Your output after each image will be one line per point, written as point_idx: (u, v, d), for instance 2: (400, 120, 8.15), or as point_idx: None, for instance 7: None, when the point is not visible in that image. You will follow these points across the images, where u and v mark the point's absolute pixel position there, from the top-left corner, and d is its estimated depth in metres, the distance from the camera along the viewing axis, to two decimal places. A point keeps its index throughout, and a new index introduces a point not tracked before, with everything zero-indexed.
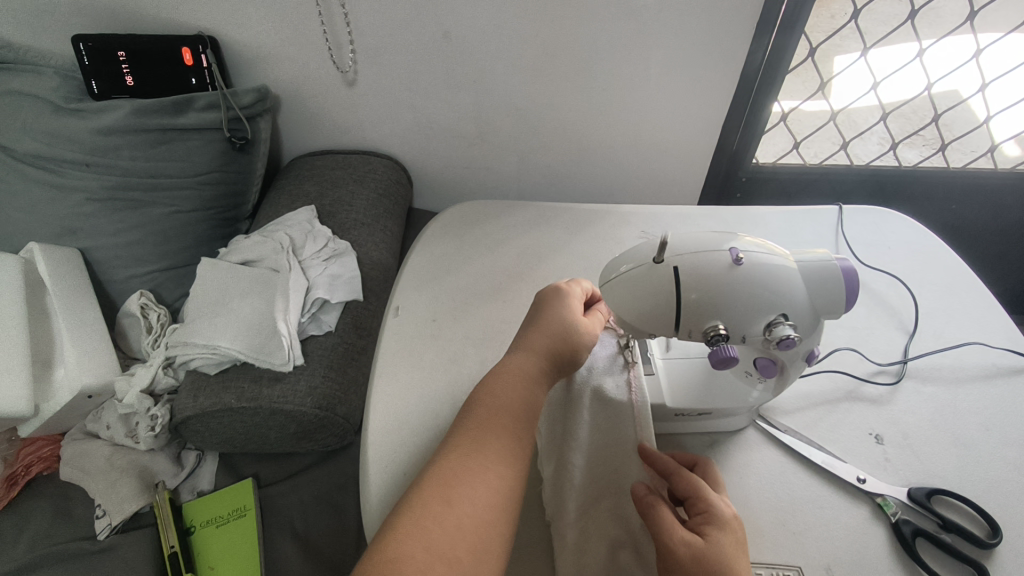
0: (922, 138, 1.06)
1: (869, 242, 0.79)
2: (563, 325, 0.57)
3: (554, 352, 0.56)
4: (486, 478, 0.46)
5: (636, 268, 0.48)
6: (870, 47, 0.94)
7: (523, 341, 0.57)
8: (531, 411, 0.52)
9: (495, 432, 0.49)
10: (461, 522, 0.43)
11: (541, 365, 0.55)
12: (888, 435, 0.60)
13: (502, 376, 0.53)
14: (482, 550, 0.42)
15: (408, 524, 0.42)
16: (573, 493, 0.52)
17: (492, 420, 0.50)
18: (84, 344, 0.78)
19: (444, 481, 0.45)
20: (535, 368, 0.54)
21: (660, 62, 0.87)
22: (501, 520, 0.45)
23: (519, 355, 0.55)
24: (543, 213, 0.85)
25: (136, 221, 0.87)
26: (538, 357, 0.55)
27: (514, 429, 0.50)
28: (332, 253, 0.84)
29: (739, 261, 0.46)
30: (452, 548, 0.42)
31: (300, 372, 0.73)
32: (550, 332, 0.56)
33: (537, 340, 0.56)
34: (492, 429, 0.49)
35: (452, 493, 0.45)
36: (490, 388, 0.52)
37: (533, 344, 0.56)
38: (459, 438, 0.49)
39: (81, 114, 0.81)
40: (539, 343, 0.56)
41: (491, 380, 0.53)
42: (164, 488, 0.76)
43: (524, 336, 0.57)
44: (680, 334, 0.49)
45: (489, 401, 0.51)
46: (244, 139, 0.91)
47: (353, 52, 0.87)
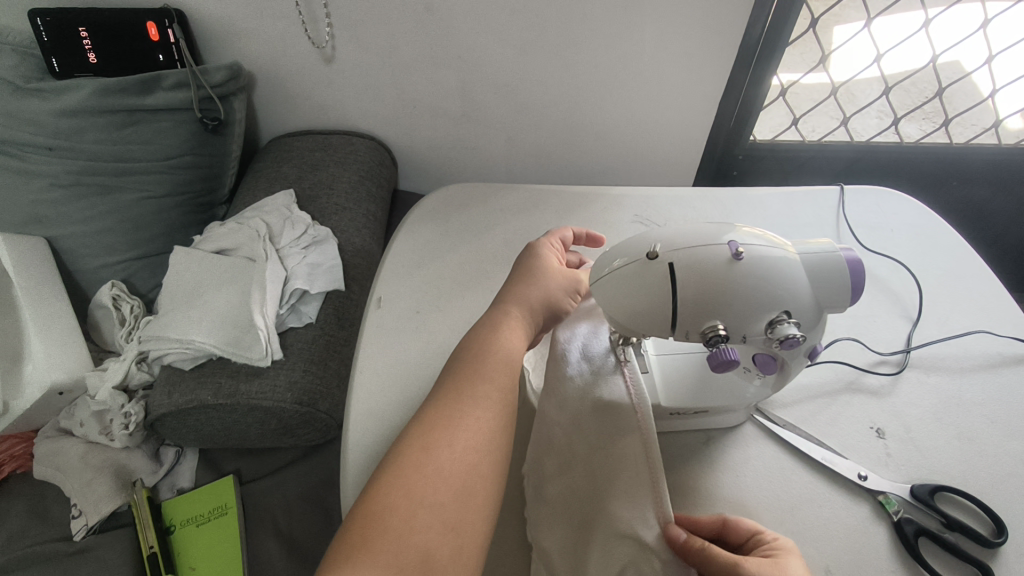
0: (925, 112, 1.02)
1: (872, 224, 0.76)
2: (536, 272, 0.58)
3: (535, 302, 0.56)
4: (466, 422, 0.44)
5: (628, 265, 0.45)
6: (874, 17, 0.89)
7: (501, 293, 0.57)
8: (515, 358, 0.50)
9: (475, 379, 0.48)
10: (441, 468, 0.42)
11: (523, 315, 0.54)
12: (889, 429, 0.58)
13: (481, 325, 0.53)
14: (465, 493, 0.41)
15: (388, 476, 0.41)
16: (550, 449, 0.52)
17: (477, 367, 0.48)
18: (53, 338, 0.75)
19: (421, 431, 0.44)
20: (518, 317, 0.54)
21: (654, 35, 0.83)
22: (484, 462, 0.43)
23: (497, 306, 0.55)
24: (532, 196, 0.81)
25: (105, 208, 0.82)
26: (519, 308, 0.54)
27: (496, 374, 0.48)
28: (312, 240, 0.80)
29: (740, 255, 0.43)
30: (433, 493, 0.40)
31: (279, 367, 0.70)
32: (531, 284, 0.57)
33: (518, 293, 0.56)
34: (473, 376, 0.48)
35: (431, 441, 0.43)
36: (470, 340, 0.51)
37: (511, 296, 0.56)
38: (438, 392, 0.47)
39: (42, 95, 0.76)
40: (515, 291, 0.56)
41: (474, 333, 0.52)
42: (142, 488, 0.74)
43: (504, 292, 0.57)
44: (677, 335, 0.45)
45: (470, 353, 0.50)
46: (217, 120, 0.85)
47: (329, 27, 0.82)
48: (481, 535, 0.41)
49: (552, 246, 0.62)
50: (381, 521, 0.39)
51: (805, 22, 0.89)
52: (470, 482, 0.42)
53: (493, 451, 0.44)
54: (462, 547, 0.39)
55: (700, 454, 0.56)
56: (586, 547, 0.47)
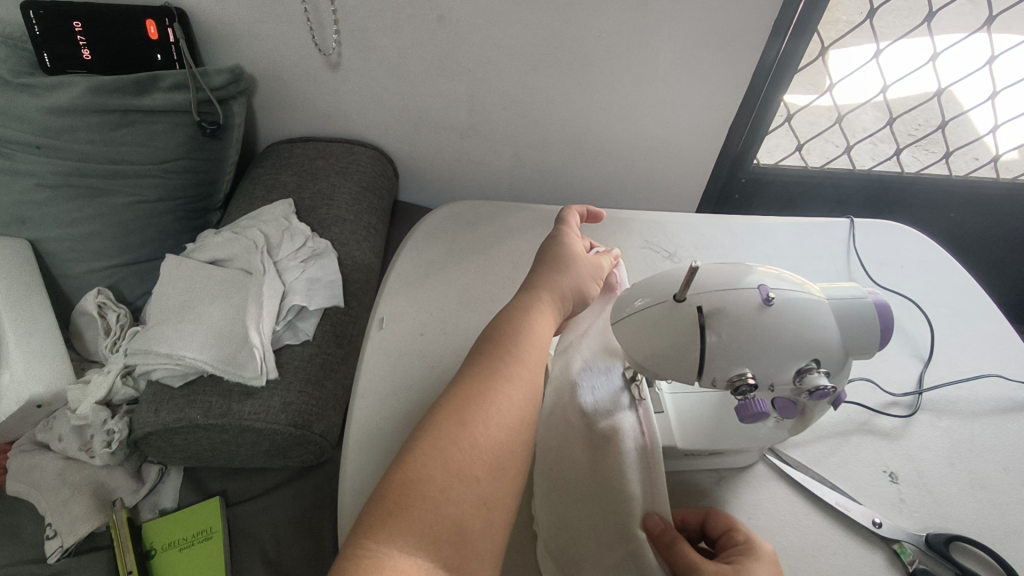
0: (928, 145, 1.02)
1: (882, 259, 0.75)
2: (563, 256, 0.58)
3: (565, 291, 0.55)
4: (500, 399, 0.43)
5: (653, 305, 0.43)
6: (884, 48, 0.89)
7: (529, 275, 0.56)
8: (545, 342, 0.49)
9: (508, 356, 0.46)
10: (477, 443, 0.40)
11: (554, 301, 0.53)
12: (902, 473, 0.57)
13: (512, 304, 0.51)
14: (502, 471, 0.40)
15: (425, 444, 0.39)
16: (551, 427, 0.53)
17: (509, 344, 0.47)
18: (32, 348, 0.71)
19: (455, 404, 0.42)
20: (548, 301, 0.52)
21: (669, 58, 0.82)
22: (517, 442, 0.42)
23: (526, 288, 0.54)
24: (539, 216, 0.79)
25: (94, 212, 0.79)
26: (550, 294, 0.53)
27: (527, 352, 0.47)
28: (311, 253, 0.77)
29: (770, 301, 0.42)
30: (469, 466, 0.39)
31: (274, 387, 0.67)
32: (557, 268, 0.56)
33: (543, 276, 0.55)
34: (506, 352, 0.46)
35: (467, 414, 0.41)
36: (500, 322, 0.49)
37: (545, 280, 0.55)
38: (472, 364, 0.46)
39: (31, 91, 0.73)
40: (543, 274, 0.55)
41: (504, 311, 0.51)
42: (122, 507, 0.69)
43: (535, 276, 0.56)
44: (703, 383, 0.44)
45: (501, 330, 0.48)
46: (215, 124, 0.82)
47: (337, 34, 0.80)
48: (510, 513, 0.40)
49: (574, 233, 0.63)
50: (416, 490, 0.37)
51: (815, 52, 0.89)
52: (505, 464, 0.41)
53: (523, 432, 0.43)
54: (493, 523, 0.39)
55: (712, 496, 0.55)
56: (580, 530, 0.47)
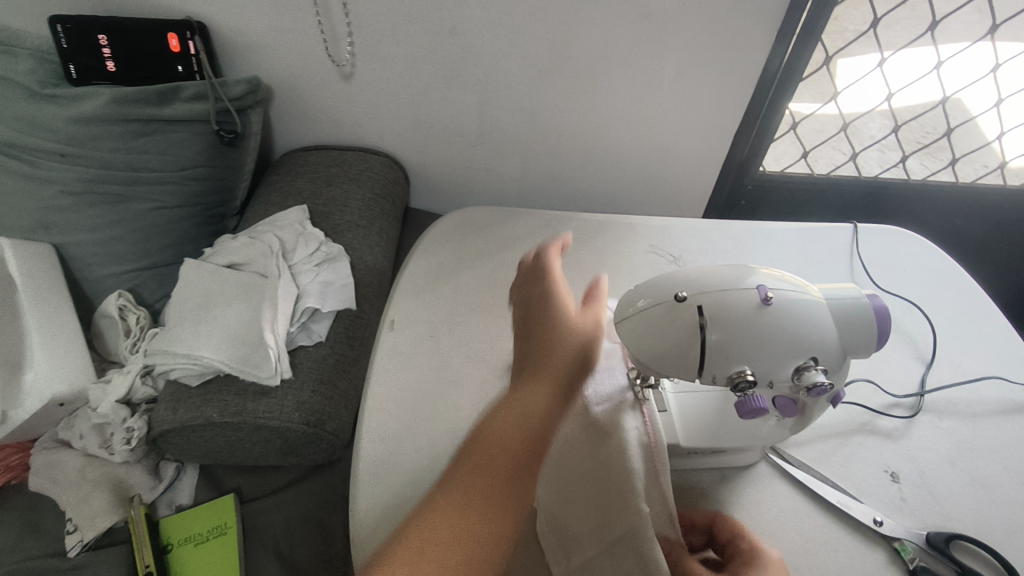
0: (933, 153, 1.04)
1: (885, 263, 0.76)
2: (543, 279, 0.60)
3: (553, 313, 0.56)
4: (504, 452, 0.45)
5: (656, 306, 0.45)
6: (887, 57, 0.91)
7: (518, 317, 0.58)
8: (546, 383, 0.51)
9: (512, 411, 0.48)
10: (481, 495, 0.42)
11: (546, 332, 0.55)
12: (904, 473, 0.58)
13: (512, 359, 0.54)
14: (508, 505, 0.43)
15: (435, 504, 0.42)
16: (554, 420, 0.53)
17: (512, 400, 0.49)
18: (55, 348, 0.73)
19: (461, 463, 0.44)
20: (539, 337, 0.54)
21: (674, 66, 0.83)
22: (520, 488, 0.43)
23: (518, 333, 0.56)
24: (547, 220, 0.81)
25: (116, 217, 0.81)
26: (540, 328, 0.55)
27: (529, 399, 0.49)
28: (324, 258, 0.79)
29: (768, 301, 0.43)
30: (475, 514, 0.41)
31: (288, 386, 0.69)
32: (542, 294, 0.58)
33: (531, 311, 0.57)
34: (509, 407, 0.48)
35: (472, 471, 0.43)
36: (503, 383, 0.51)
37: (535, 314, 0.57)
38: (479, 427, 0.48)
39: (56, 101, 0.76)
40: (529, 310, 0.57)
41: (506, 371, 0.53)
42: (140, 504, 0.71)
43: (524, 314, 0.58)
44: (703, 379, 0.45)
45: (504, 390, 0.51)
46: (233, 133, 0.86)
47: (351, 45, 0.83)
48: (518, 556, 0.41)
49: (554, 248, 0.64)
50: (425, 546, 0.39)
51: (820, 61, 0.90)
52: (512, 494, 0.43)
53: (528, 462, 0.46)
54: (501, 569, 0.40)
55: (714, 495, 0.56)
56: (587, 523, 0.48)
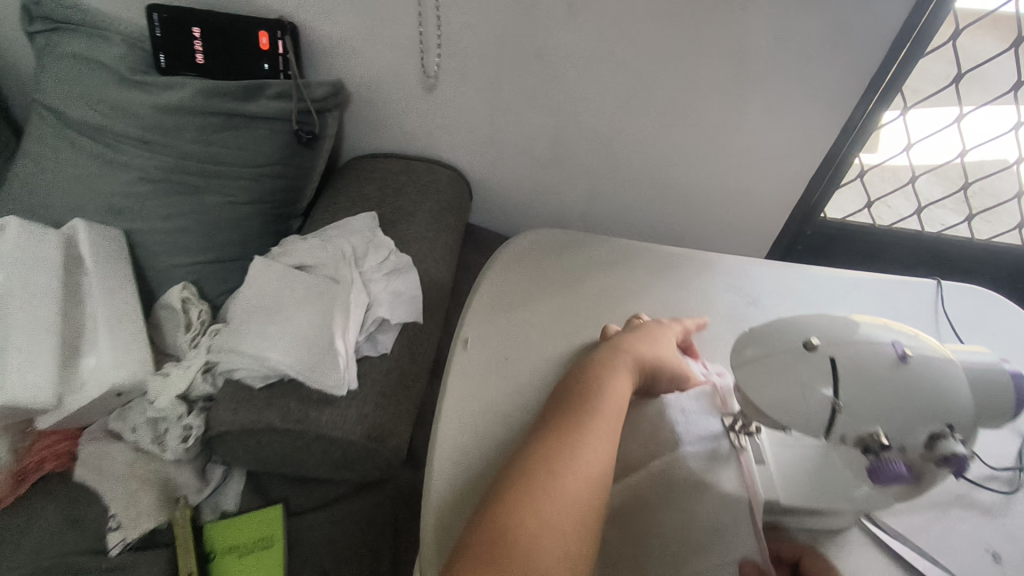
0: (998, 215, 1.00)
1: (971, 324, 0.74)
2: (657, 347, 0.57)
3: (649, 362, 0.55)
4: (592, 449, 0.46)
5: (780, 353, 0.42)
6: (964, 113, 0.89)
7: (622, 342, 0.56)
8: (621, 399, 0.51)
9: (593, 414, 0.48)
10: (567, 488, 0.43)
11: (633, 368, 0.54)
12: (1006, 553, 0.54)
13: (614, 377, 0.52)
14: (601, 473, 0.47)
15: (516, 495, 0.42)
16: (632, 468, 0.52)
17: (599, 401, 0.49)
18: (117, 336, 0.71)
19: (539, 453, 0.45)
20: (629, 368, 0.54)
21: (761, 109, 0.82)
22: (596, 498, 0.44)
23: (611, 351, 0.55)
24: (623, 252, 0.78)
25: (188, 208, 0.80)
26: (631, 360, 0.54)
27: (610, 412, 0.49)
28: (394, 267, 0.78)
29: (906, 358, 0.41)
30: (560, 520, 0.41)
31: (352, 397, 0.67)
32: (647, 342, 0.57)
33: (619, 342, 0.56)
34: (596, 413, 0.48)
35: (558, 466, 0.44)
36: (575, 385, 0.52)
37: (628, 345, 0.56)
38: (558, 416, 0.48)
39: (146, 88, 0.76)
40: (638, 348, 0.56)
41: (585, 374, 0.53)
42: (185, 505, 0.70)
43: (619, 339, 0.57)
44: (829, 440, 0.42)
45: (579, 390, 0.51)
46: (311, 134, 0.85)
47: (439, 57, 0.82)
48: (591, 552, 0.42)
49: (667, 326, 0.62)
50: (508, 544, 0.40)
51: (896, 111, 0.88)
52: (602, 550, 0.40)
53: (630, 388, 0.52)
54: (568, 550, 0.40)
55: None
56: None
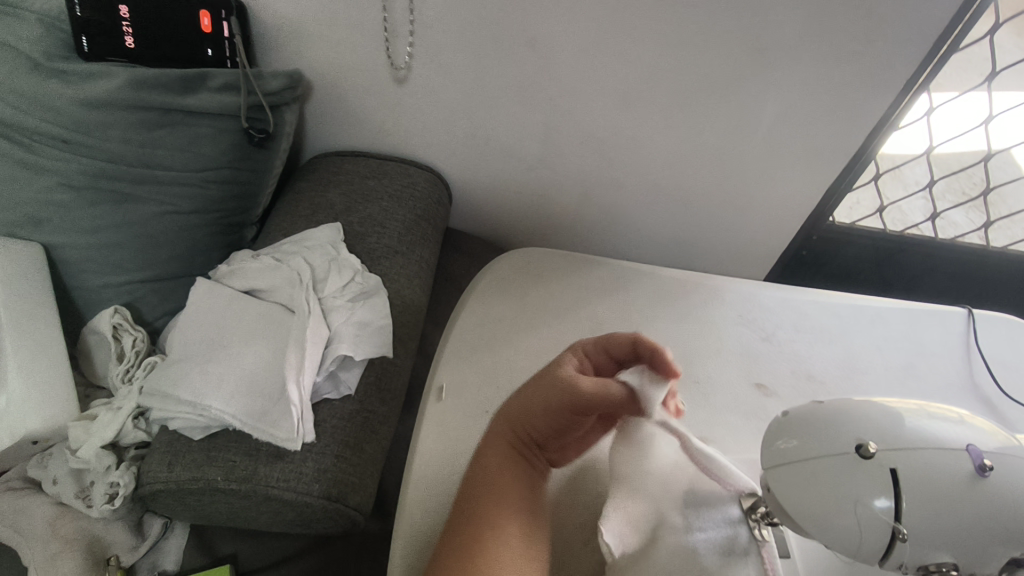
0: (1018, 223, 0.93)
1: (1006, 362, 0.66)
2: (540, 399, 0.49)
3: (526, 433, 0.48)
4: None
5: (828, 457, 0.34)
6: (994, 115, 0.81)
7: (499, 417, 0.50)
8: (497, 502, 0.44)
9: (470, 535, 0.43)
10: None
11: (509, 453, 0.48)
12: None
13: (484, 475, 0.46)
14: (520, 494, 0.46)
15: None
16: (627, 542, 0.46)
17: (475, 517, 0.44)
18: (34, 374, 0.60)
19: None
20: (499, 455, 0.48)
21: (777, 112, 0.72)
22: None
23: (490, 437, 0.50)
24: (619, 275, 0.70)
25: (121, 219, 0.69)
26: (503, 444, 0.48)
27: (483, 523, 0.43)
28: (359, 291, 0.68)
29: (986, 471, 0.33)
30: None
31: (307, 450, 0.57)
32: (521, 403, 0.49)
33: (497, 421, 0.50)
34: (471, 532, 0.43)
35: None
36: (461, 493, 0.47)
37: (501, 422, 0.50)
38: (442, 545, 0.44)
39: (63, 78, 0.63)
40: (514, 421, 0.49)
41: (465, 479, 0.47)
42: (116, 568, 0.60)
43: (498, 415, 0.51)
44: (885, 567, 0.35)
45: (460, 503, 0.46)
46: (265, 133, 0.74)
47: (411, 46, 0.71)
48: None
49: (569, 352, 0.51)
50: None
51: (921, 111, 0.80)
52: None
53: (546, 389, 0.48)
54: None
55: None
56: None
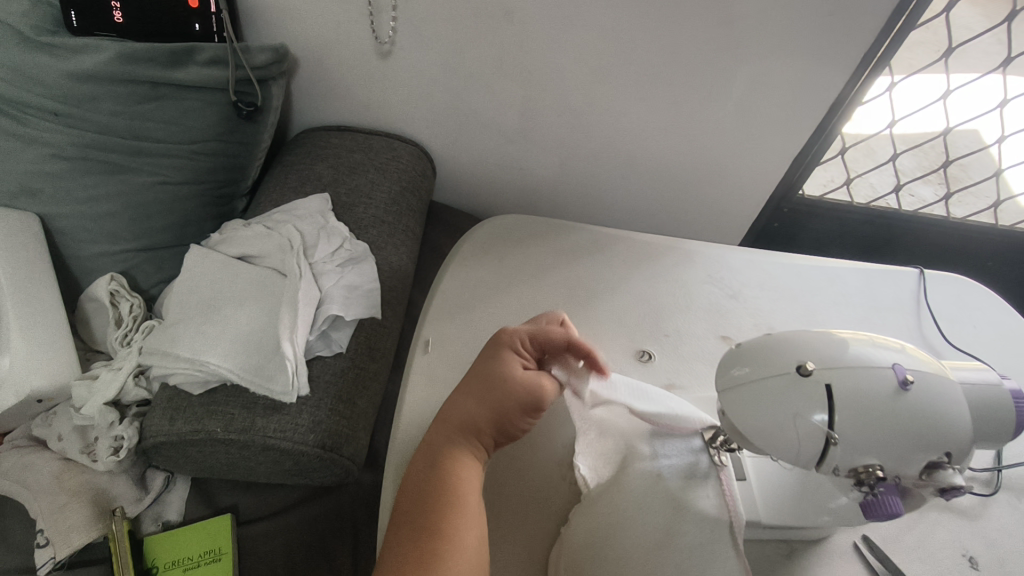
0: (975, 194, 0.98)
1: (952, 315, 0.71)
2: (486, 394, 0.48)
3: (475, 427, 0.48)
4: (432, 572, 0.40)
5: (771, 377, 0.39)
6: (950, 90, 0.85)
7: (444, 412, 0.49)
8: (456, 495, 0.44)
9: (429, 529, 0.42)
10: None
11: (459, 446, 0.47)
12: (983, 559, 0.53)
13: (436, 468, 0.46)
14: (475, 486, 0.46)
15: None
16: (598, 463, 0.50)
17: (433, 510, 0.43)
18: (36, 335, 0.64)
19: None
20: (450, 449, 0.47)
21: (744, 84, 0.76)
22: None
23: (434, 432, 0.49)
24: (596, 240, 0.74)
25: (113, 188, 0.72)
26: (452, 438, 0.48)
27: (442, 516, 0.43)
28: (348, 257, 0.72)
29: (908, 385, 0.38)
30: None
31: (303, 403, 0.61)
32: (467, 398, 0.49)
33: (442, 416, 0.49)
34: (430, 525, 0.42)
35: None
36: (411, 489, 0.45)
37: (446, 417, 0.49)
38: (398, 538, 0.43)
39: (53, 52, 0.65)
40: (460, 414, 0.48)
41: (414, 476, 0.46)
42: (122, 518, 0.63)
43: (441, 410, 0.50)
44: (820, 470, 0.40)
45: (413, 498, 0.45)
46: (253, 106, 0.76)
47: (395, 21, 0.74)
48: None
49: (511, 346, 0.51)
50: None
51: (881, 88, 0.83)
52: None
53: (491, 383, 0.49)
54: None
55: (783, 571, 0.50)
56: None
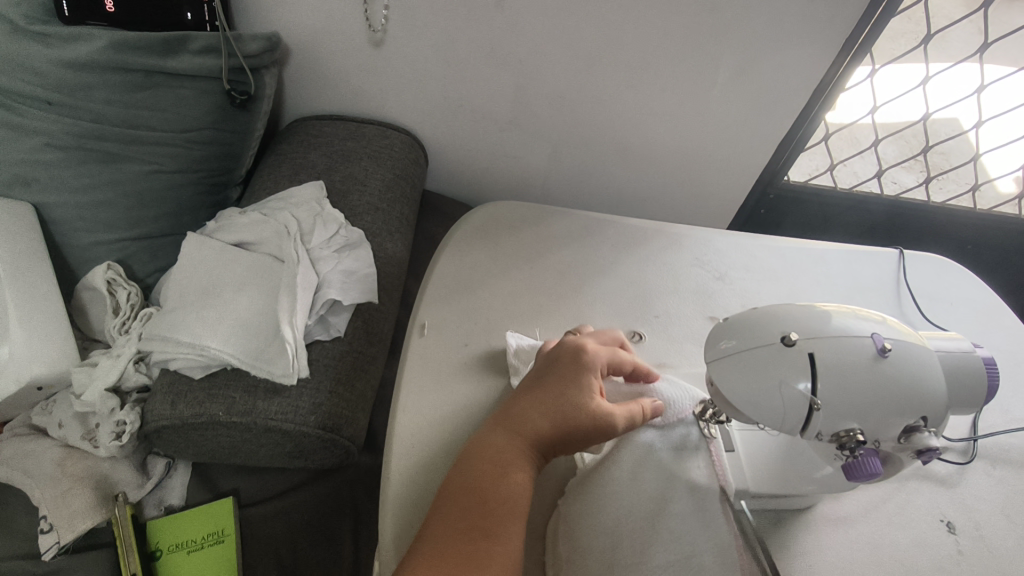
0: (954, 179, 1.00)
1: (931, 294, 0.74)
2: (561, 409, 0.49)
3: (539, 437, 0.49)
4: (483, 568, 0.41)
5: (756, 348, 0.40)
6: (930, 76, 0.87)
7: (510, 416, 0.50)
8: (513, 500, 0.45)
9: (483, 527, 0.43)
10: None
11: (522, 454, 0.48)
12: (959, 523, 0.55)
13: (496, 470, 0.46)
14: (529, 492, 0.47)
15: None
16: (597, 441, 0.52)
17: (488, 511, 0.44)
18: (35, 323, 0.64)
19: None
20: (514, 453, 0.48)
21: (730, 70, 0.78)
22: None
23: (497, 435, 0.49)
24: (587, 225, 0.75)
25: (108, 178, 0.72)
26: (513, 441, 0.49)
27: (497, 518, 0.44)
28: (344, 243, 0.73)
29: (886, 353, 0.40)
30: None
31: (303, 386, 0.62)
32: (537, 408, 0.50)
33: (506, 419, 0.50)
34: (484, 523, 0.44)
35: None
36: (465, 484, 0.46)
37: (513, 422, 0.50)
38: (446, 527, 0.44)
39: (45, 40, 0.65)
40: (529, 421, 0.49)
41: (470, 470, 0.47)
42: (125, 502, 0.64)
43: (506, 413, 0.51)
44: (805, 436, 0.42)
45: (466, 491, 0.46)
46: (246, 95, 0.77)
47: (387, 9, 0.75)
48: None
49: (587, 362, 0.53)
50: None
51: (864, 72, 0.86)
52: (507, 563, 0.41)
53: (568, 401, 0.50)
54: None
55: (770, 537, 0.52)
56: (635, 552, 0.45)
